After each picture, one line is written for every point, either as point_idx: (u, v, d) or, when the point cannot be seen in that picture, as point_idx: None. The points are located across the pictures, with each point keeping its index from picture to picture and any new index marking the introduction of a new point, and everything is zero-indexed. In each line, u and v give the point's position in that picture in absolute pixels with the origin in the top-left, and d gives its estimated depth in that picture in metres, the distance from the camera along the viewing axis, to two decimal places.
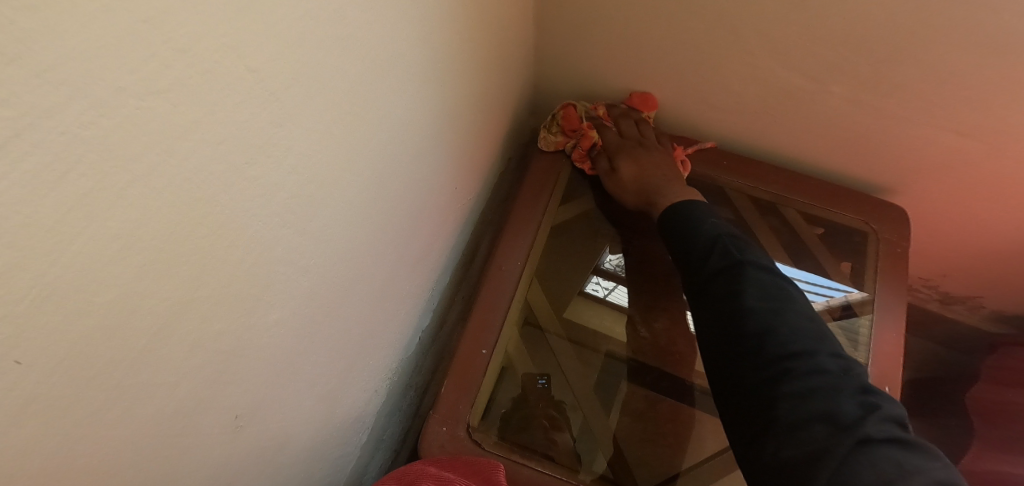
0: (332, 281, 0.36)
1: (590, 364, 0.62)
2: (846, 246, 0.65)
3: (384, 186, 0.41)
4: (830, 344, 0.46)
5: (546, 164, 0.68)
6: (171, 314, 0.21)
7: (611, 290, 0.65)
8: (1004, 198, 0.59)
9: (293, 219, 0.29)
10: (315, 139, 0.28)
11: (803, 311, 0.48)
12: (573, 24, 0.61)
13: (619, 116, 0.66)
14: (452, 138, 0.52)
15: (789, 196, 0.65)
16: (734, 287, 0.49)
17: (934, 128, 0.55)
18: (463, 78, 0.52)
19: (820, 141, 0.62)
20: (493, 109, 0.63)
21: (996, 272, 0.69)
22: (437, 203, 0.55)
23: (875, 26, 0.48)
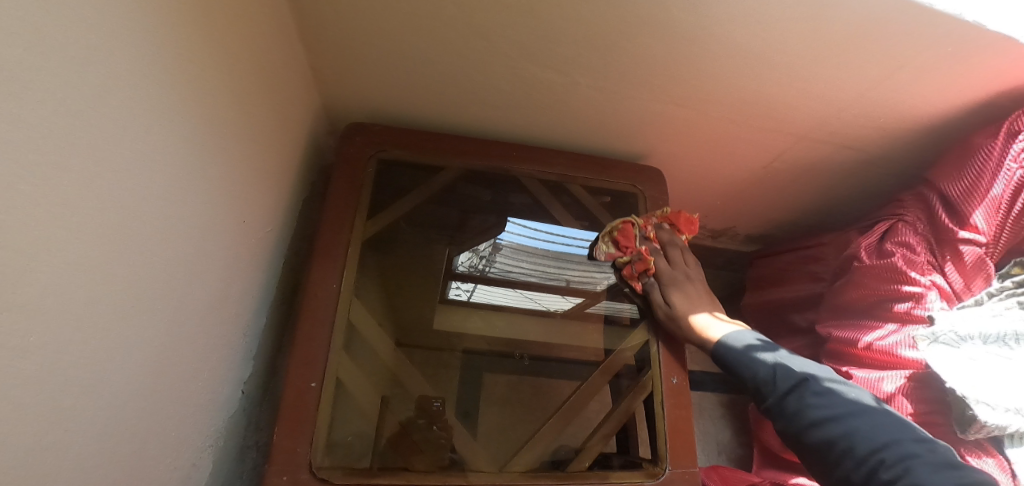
0: (113, 367, 0.34)
1: (451, 364, 0.69)
2: (624, 208, 0.77)
3: (154, 276, 0.38)
4: (898, 420, 0.54)
5: (347, 181, 0.66)
6: None
7: (472, 290, 0.73)
8: (721, 149, 0.75)
9: (26, 353, 0.26)
10: (34, 267, 0.26)
11: (864, 401, 0.55)
12: (337, 44, 0.60)
13: (670, 237, 0.74)
14: (230, 191, 0.50)
15: (573, 174, 0.74)
16: (804, 418, 0.55)
17: (663, 104, 0.67)
18: (235, 131, 0.49)
19: (586, 123, 0.71)
20: (278, 143, 0.61)
21: (733, 203, 0.90)
22: (231, 256, 0.53)
23: (599, 31, 0.55)
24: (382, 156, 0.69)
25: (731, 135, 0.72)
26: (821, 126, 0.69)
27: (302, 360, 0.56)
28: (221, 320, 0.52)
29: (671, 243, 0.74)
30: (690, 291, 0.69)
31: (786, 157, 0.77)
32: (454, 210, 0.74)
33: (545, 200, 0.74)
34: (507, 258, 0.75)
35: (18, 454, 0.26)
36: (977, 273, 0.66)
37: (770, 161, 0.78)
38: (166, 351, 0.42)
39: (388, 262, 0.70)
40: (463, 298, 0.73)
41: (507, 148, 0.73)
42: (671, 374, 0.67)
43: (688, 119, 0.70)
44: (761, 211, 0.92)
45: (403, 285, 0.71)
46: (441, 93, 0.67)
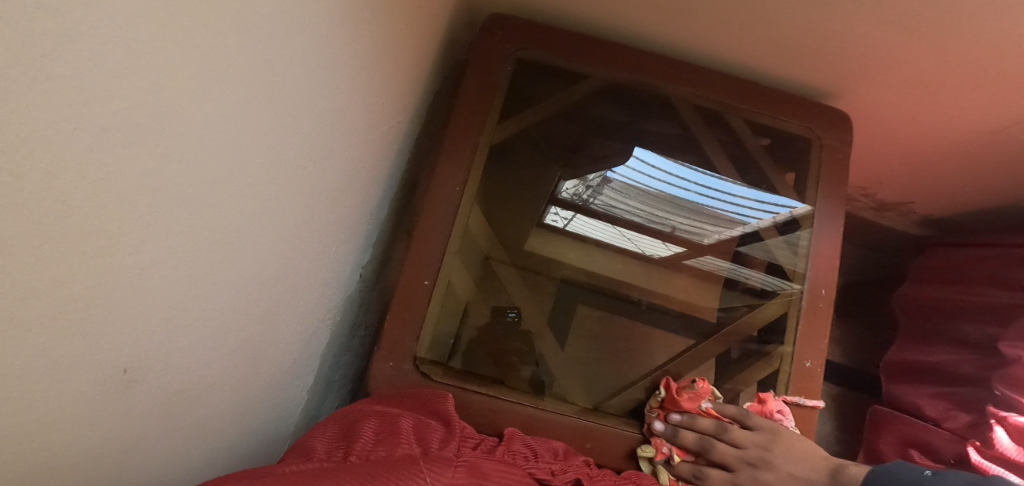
0: (252, 227, 0.34)
1: (543, 290, 0.69)
2: (790, 154, 0.64)
3: (297, 143, 0.37)
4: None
5: (481, 77, 0.61)
6: (64, 325, 0.20)
7: (569, 219, 0.69)
8: (939, 102, 0.59)
9: (193, 193, 0.25)
10: (218, 116, 0.25)
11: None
12: None
13: (697, 437, 0.53)
14: (372, 68, 0.47)
15: (736, 103, 0.62)
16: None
17: (887, 34, 0.52)
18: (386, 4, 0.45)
19: (771, 51, 0.58)
20: (422, 26, 0.56)
21: (923, 171, 0.73)
22: (365, 139, 0.51)
23: None
24: (521, 56, 0.62)
25: (965, 84, 0.55)
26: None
27: (418, 257, 0.56)
28: (348, 205, 0.52)
29: (716, 439, 0.52)
30: (774, 474, 0.48)
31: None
32: (574, 127, 0.68)
33: (696, 129, 0.65)
34: (614, 193, 0.68)
35: (171, 289, 0.27)
36: None
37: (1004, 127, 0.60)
38: (299, 220, 0.41)
39: (504, 173, 0.65)
40: (561, 224, 0.69)
41: (662, 65, 0.62)
42: (804, 356, 0.58)
43: (912, 55, 0.54)
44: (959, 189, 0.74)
45: (513, 201, 0.67)
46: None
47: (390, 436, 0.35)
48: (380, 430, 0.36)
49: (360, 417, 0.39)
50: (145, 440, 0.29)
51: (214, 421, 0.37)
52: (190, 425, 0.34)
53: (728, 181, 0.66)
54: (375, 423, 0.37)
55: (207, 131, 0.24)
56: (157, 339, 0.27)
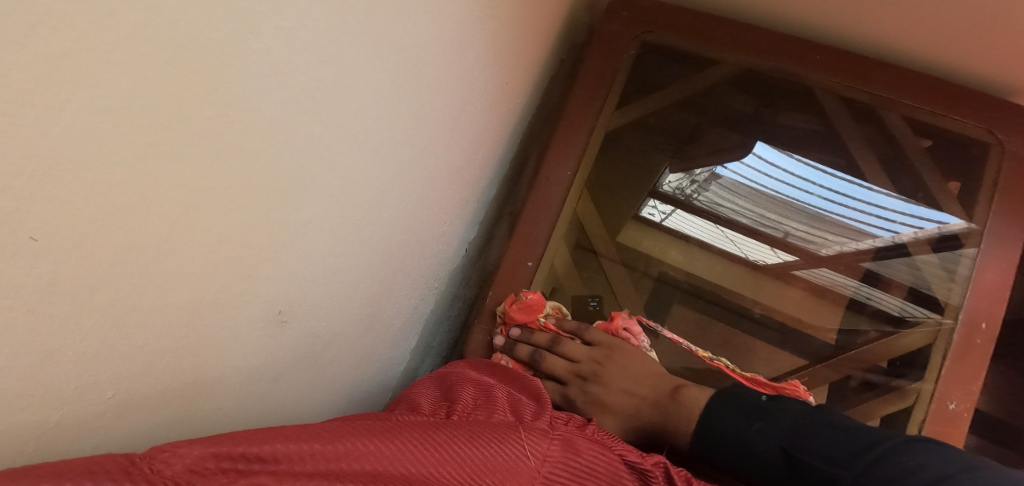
0: (383, 192, 0.36)
1: (640, 286, 0.62)
2: (958, 159, 0.55)
3: (428, 118, 0.39)
4: (914, 466, 0.32)
5: (602, 60, 0.60)
6: (212, 254, 0.23)
7: (668, 214, 0.62)
8: None
9: (324, 150, 0.28)
10: (343, 75, 0.27)
11: (909, 450, 0.33)
12: None
13: (531, 350, 0.53)
14: (501, 49, 0.47)
15: (897, 97, 0.54)
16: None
17: None
18: None
19: (942, 37, 0.50)
20: (548, 7, 0.56)
21: None
22: (487, 119, 0.53)
23: None
24: (646, 39, 0.60)
25: None
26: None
27: (523, 237, 0.57)
28: (464, 181, 0.53)
29: (547, 352, 0.54)
30: (604, 388, 0.50)
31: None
32: (696, 117, 0.63)
33: (841, 125, 0.58)
34: (722, 189, 0.61)
35: (309, 239, 0.30)
36: None
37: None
38: (423, 192, 0.43)
39: (612, 162, 0.62)
40: (658, 218, 0.62)
41: (809, 50, 0.56)
42: (948, 397, 0.49)
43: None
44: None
45: (612, 190, 0.62)
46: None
47: (488, 402, 0.37)
48: (478, 396, 0.37)
49: (458, 381, 0.40)
50: (288, 375, 0.33)
51: (340, 369, 0.40)
52: (322, 367, 0.37)
53: (877, 192, 0.57)
54: (473, 388, 0.39)
55: (333, 89, 0.27)
56: (290, 278, 0.30)
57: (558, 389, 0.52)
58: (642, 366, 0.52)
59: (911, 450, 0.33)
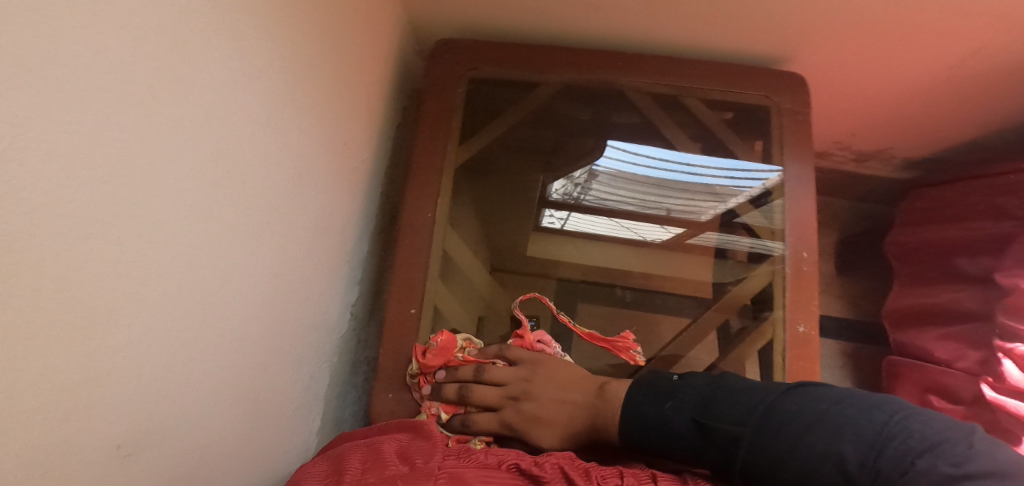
0: (230, 288, 0.35)
1: (545, 290, 0.67)
2: (756, 125, 0.65)
3: (264, 201, 0.38)
4: (818, 421, 0.35)
5: (438, 103, 0.63)
6: (52, 416, 0.21)
7: (565, 219, 0.68)
8: (886, 49, 0.60)
9: (157, 268, 0.27)
10: (165, 190, 0.26)
11: (821, 397, 0.37)
12: None
13: (458, 388, 0.52)
14: (332, 112, 0.48)
15: (692, 85, 0.62)
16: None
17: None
18: (332, 50, 0.47)
19: (710, 28, 0.60)
20: (371, 63, 0.58)
21: (891, 120, 0.73)
22: (334, 181, 0.52)
23: None
24: (473, 75, 0.63)
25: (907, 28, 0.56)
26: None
27: (403, 286, 0.57)
28: (326, 247, 0.53)
29: (477, 383, 0.53)
30: (536, 404, 0.50)
31: (997, 54, 0.57)
32: (543, 131, 0.68)
33: (656, 117, 0.65)
34: (604, 185, 0.68)
35: (157, 362, 0.28)
36: None
37: (967, 60, 0.59)
38: (279, 271, 0.42)
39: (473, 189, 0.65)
40: (557, 226, 0.68)
41: (611, 59, 0.63)
42: (797, 322, 0.57)
43: (858, 7, 0.54)
44: (939, 130, 0.73)
45: (498, 212, 0.67)
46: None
47: (378, 461, 0.37)
48: (366, 459, 0.37)
49: (346, 450, 0.40)
50: None
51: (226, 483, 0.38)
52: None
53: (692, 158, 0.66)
54: (361, 453, 0.38)
55: (158, 205, 0.26)
56: (145, 409, 0.28)
57: (494, 419, 0.51)
58: (567, 374, 0.52)
59: (801, 404, 0.37)
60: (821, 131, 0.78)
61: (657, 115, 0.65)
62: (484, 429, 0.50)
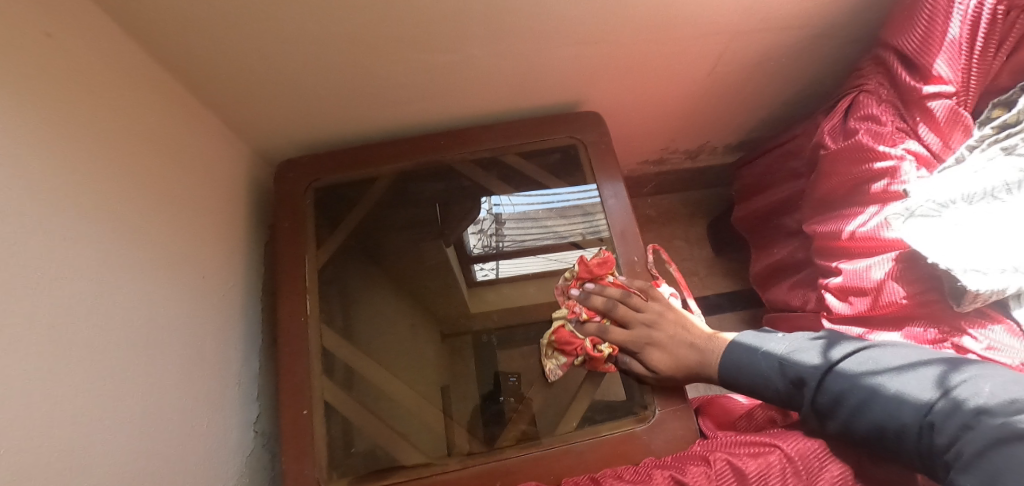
0: (81, 433, 0.39)
1: (462, 352, 0.70)
2: (569, 163, 0.74)
3: (106, 349, 0.42)
4: (898, 375, 0.47)
5: (292, 213, 0.69)
6: None
7: (495, 268, 0.74)
8: (647, 72, 0.72)
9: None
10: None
11: (872, 359, 0.49)
12: (235, 93, 0.63)
13: (603, 300, 0.66)
14: (174, 248, 0.54)
15: (505, 144, 0.72)
16: (848, 417, 0.48)
17: (565, 43, 0.65)
18: (162, 195, 0.54)
19: (501, 90, 0.70)
20: (215, 195, 0.65)
21: (690, 122, 0.86)
22: (199, 309, 0.57)
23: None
24: (317, 184, 0.71)
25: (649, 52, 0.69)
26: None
27: (291, 387, 0.61)
28: (204, 371, 0.57)
29: (619, 302, 0.66)
30: (665, 337, 0.63)
31: (726, 50, 0.71)
32: (413, 209, 0.75)
33: (483, 178, 0.74)
34: (514, 228, 0.75)
35: None
36: (955, 125, 0.59)
37: (708, 59, 0.72)
38: (145, 404, 0.46)
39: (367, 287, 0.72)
40: (487, 279, 0.73)
41: (432, 140, 0.72)
42: (643, 316, 0.64)
43: (600, 46, 0.66)
44: (729, 116, 0.86)
45: (421, 288, 0.74)
46: (352, 91, 0.66)
47: None
48: None
49: None
50: None
51: None
52: None
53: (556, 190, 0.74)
54: None
55: None
56: None
57: (627, 333, 0.64)
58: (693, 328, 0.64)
59: (899, 357, 0.48)
60: (643, 144, 0.89)
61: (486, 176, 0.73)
62: (618, 339, 0.64)
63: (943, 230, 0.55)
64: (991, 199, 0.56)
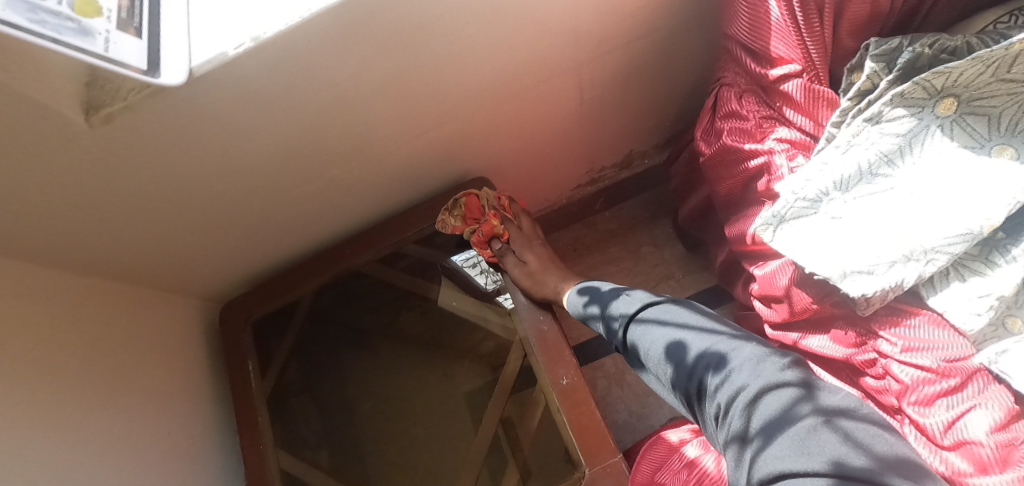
0: None
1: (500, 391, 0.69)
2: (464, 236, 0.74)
3: None
4: (714, 335, 0.52)
5: (236, 351, 0.72)
6: None
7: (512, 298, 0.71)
8: (521, 120, 0.71)
9: None
10: None
11: (697, 320, 0.55)
12: (159, 269, 0.68)
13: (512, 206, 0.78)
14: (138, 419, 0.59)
15: (403, 235, 0.74)
16: (652, 360, 0.55)
17: (424, 125, 0.65)
18: (120, 376, 0.59)
19: (384, 182, 0.71)
20: (172, 355, 0.69)
21: (599, 141, 0.82)
22: (173, 466, 0.62)
23: (297, 122, 0.56)
24: (252, 319, 0.74)
25: (515, 100, 0.67)
26: (578, 25, 0.59)
27: None
28: None
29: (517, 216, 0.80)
30: (540, 249, 0.78)
31: (590, 71, 0.67)
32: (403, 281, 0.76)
33: (392, 276, 0.75)
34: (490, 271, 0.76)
35: None
36: (816, 104, 0.52)
37: (576, 85, 0.68)
38: None
39: (362, 379, 0.75)
40: (511, 306, 0.71)
41: (338, 255, 0.75)
42: (559, 376, 0.63)
43: (462, 112, 0.65)
44: (636, 120, 0.80)
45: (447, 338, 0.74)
46: (253, 233, 0.70)
47: None
48: None
49: None
50: None
51: None
52: None
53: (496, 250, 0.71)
54: None
55: None
56: None
57: (519, 239, 0.78)
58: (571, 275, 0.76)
59: (720, 324, 0.54)
60: (560, 175, 0.87)
61: (395, 272, 0.74)
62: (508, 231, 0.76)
63: (818, 225, 0.50)
64: (869, 178, 0.49)
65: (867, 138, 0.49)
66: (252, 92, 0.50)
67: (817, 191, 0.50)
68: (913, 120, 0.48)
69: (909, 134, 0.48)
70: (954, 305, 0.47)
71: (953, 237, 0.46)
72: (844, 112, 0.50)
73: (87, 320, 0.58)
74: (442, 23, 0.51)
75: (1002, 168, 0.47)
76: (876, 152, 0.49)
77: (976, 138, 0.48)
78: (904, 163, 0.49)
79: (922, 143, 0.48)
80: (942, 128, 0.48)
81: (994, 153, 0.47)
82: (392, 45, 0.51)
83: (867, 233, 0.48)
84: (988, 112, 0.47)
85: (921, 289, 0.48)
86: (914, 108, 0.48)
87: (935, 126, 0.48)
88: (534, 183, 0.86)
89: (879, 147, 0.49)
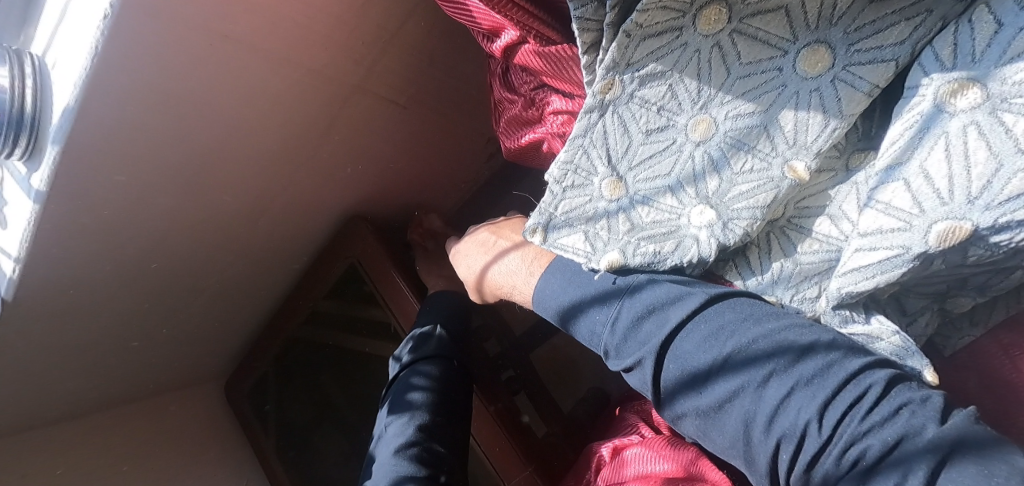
0: None
1: None
2: (358, 287, 0.79)
3: None
4: (774, 365, 0.30)
5: (252, 413, 0.90)
6: None
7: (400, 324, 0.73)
8: (345, 154, 0.66)
9: None
10: None
11: (735, 335, 0.31)
12: (168, 379, 0.84)
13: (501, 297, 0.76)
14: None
15: (316, 292, 0.81)
16: (697, 397, 0.32)
17: (252, 210, 0.65)
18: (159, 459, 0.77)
19: (268, 254, 0.75)
20: (204, 430, 0.87)
21: (453, 119, 0.73)
22: None
23: (135, 268, 0.61)
24: (248, 390, 0.91)
25: (313, 147, 0.62)
26: (303, 65, 0.50)
27: None
28: None
29: None
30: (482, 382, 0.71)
31: (373, 77, 0.58)
32: (323, 328, 0.83)
33: (324, 332, 0.82)
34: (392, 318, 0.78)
35: None
36: (563, 67, 0.38)
37: (374, 96, 0.60)
38: None
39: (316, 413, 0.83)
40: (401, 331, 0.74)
41: (283, 327, 0.85)
42: None
43: (276, 182, 0.63)
44: (480, 75, 0.69)
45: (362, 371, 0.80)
46: (205, 333, 0.81)
47: None
48: None
49: None
50: None
51: None
52: None
53: (378, 285, 0.76)
54: None
55: None
56: None
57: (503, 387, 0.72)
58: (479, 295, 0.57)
59: (742, 333, 0.31)
60: (445, 164, 0.80)
61: (326, 331, 0.82)
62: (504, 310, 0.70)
63: (587, 222, 0.39)
64: (639, 139, 0.36)
65: (623, 90, 0.34)
66: (63, 281, 0.55)
67: (579, 172, 0.38)
68: (672, 49, 0.33)
69: (670, 70, 0.33)
70: (782, 290, 0.37)
71: (725, 218, 0.36)
72: (586, 70, 0.34)
73: (120, 431, 0.76)
74: (150, 148, 0.48)
75: (809, 85, 0.31)
76: (637, 104, 0.35)
77: (775, 42, 0.31)
78: (681, 105, 0.34)
79: (696, 75, 0.33)
80: (715, 49, 0.32)
81: (801, 62, 0.31)
82: (139, 185, 0.51)
83: (648, 212, 0.37)
84: (780, 3, 0.30)
85: (734, 275, 0.39)
86: (668, 34, 0.32)
87: (700, 54, 0.32)
88: (431, 173, 0.80)
89: (638, 97, 0.34)
